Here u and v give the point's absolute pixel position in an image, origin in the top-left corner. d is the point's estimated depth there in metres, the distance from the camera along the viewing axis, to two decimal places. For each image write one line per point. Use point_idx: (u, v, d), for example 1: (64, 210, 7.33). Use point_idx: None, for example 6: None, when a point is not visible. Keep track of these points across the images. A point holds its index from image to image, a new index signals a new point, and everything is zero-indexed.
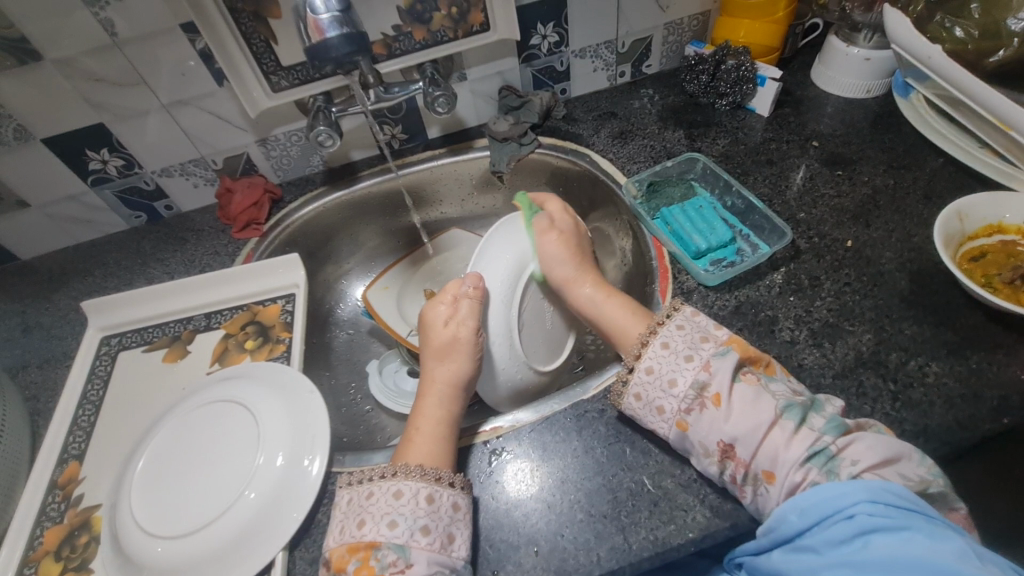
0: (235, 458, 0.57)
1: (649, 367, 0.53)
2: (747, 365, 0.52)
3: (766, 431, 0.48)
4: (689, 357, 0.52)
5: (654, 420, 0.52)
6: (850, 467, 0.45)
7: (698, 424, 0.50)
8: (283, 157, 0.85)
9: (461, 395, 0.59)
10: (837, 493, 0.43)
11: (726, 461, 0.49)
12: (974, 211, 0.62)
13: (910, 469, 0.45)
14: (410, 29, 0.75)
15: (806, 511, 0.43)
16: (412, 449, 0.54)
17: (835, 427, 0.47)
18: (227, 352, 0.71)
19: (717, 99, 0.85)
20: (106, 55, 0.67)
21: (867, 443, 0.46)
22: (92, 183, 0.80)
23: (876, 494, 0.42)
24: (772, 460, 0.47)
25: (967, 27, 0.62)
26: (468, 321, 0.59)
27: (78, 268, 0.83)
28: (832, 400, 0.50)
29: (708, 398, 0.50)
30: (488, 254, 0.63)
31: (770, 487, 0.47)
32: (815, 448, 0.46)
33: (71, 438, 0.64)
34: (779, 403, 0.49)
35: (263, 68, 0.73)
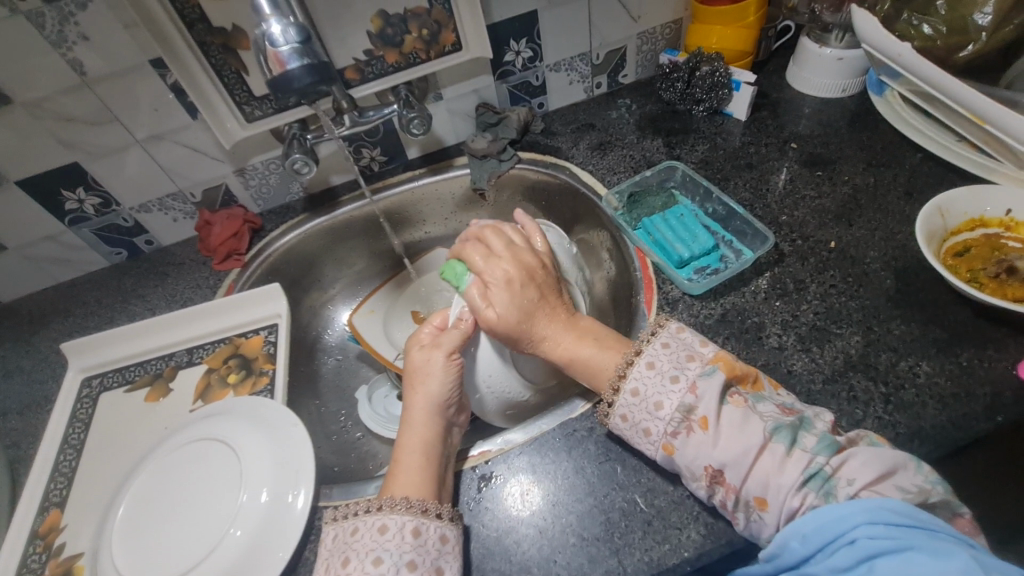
0: (217, 497, 0.56)
1: (634, 389, 0.52)
2: (734, 384, 0.50)
3: (756, 454, 0.45)
4: (675, 378, 0.51)
5: (642, 443, 0.51)
6: (846, 487, 0.43)
7: (683, 450, 0.48)
8: (262, 187, 0.85)
9: (443, 413, 0.57)
10: (836, 516, 0.40)
11: (715, 486, 0.47)
12: (954, 206, 0.62)
13: (908, 480, 0.43)
14: (382, 52, 0.75)
15: (808, 537, 0.40)
16: (397, 483, 0.52)
17: (828, 447, 0.44)
18: (210, 387, 0.70)
19: (694, 105, 0.85)
20: (77, 94, 0.67)
21: (862, 460, 0.44)
22: (70, 222, 0.79)
23: (874, 515, 0.39)
24: (764, 486, 0.45)
25: (935, 24, 0.63)
26: (441, 345, 0.57)
27: (59, 308, 0.82)
28: (822, 417, 0.48)
29: (695, 421, 0.48)
30: (473, 282, 0.60)
31: (764, 514, 0.45)
32: (810, 471, 0.44)
33: (52, 485, 0.62)
34: (767, 424, 0.46)
35: (236, 99, 0.73)
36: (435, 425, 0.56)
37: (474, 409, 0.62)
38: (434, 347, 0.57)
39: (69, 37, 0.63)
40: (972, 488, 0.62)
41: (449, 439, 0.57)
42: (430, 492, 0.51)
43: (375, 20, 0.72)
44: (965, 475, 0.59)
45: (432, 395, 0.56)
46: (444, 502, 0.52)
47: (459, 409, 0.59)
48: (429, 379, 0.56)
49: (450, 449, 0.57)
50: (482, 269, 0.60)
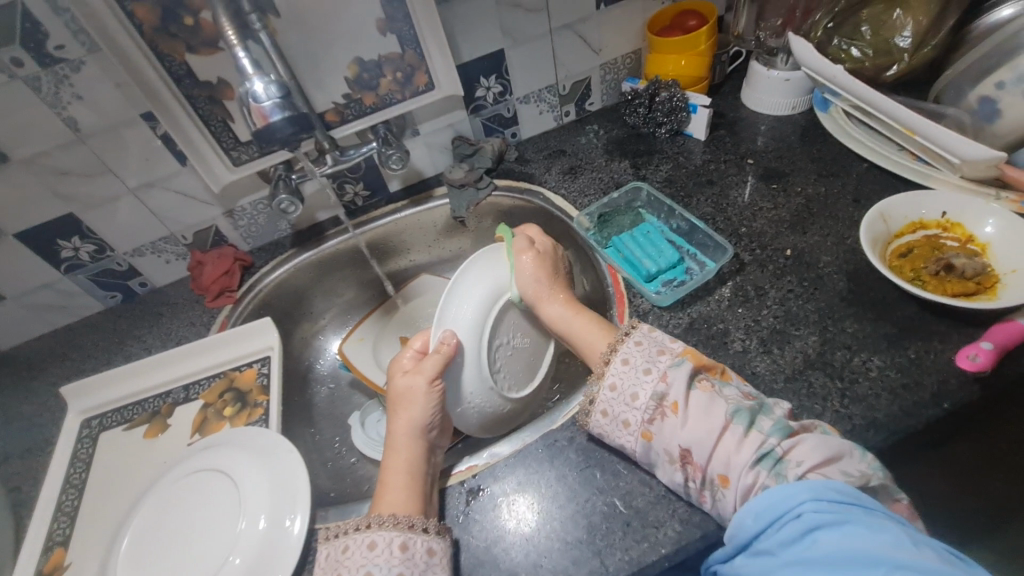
0: (217, 526, 0.58)
1: (612, 384, 0.55)
2: (702, 373, 0.54)
3: (719, 435, 0.49)
4: (647, 370, 0.54)
5: (621, 435, 0.54)
6: (795, 468, 0.46)
7: (659, 433, 0.52)
8: (251, 225, 0.89)
9: (425, 437, 0.60)
10: (784, 494, 0.43)
11: (687, 468, 0.50)
12: (895, 211, 0.67)
13: (852, 466, 0.46)
14: (360, 95, 0.80)
15: (760, 514, 0.43)
16: (384, 501, 0.55)
17: (779, 430, 0.48)
18: (206, 421, 0.72)
19: (657, 128, 0.90)
20: (72, 149, 0.71)
21: (811, 444, 0.47)
22: (66, 269, 0.82)
23: (817, 493, 0.42)
24: (726, 464, 0.48)
25: (862, 47, 0.69)
26: (424, 371, 0.60)
27: (57, 353, 0.85)
28: (780, 404, 0.52)
29: (667, 406, 0.52)
30: (451, 309, 0.63)
31: (726, 491, 0.48)
32: (762, 451, 0.47)
33: (56, 525, 0.64)
34: (729, 408, 0.50)
35: (223, 145, 0.77)
36: (418, 446, 0.59)
37: (456, 427, 0.65)
38: (416, 372, 0.61)
39: (65, 97, 0.67)
40: (936, 473, 0.65)
41: (432, 459, 0.60)
42: (416, 508, 0.54)
43: (352, 66, 0.77)
44: (925, 461, 0.63)
45: (414, 418, 0.60)
46: (431, 517, 0.55)
47: (440, 430, 0.62)
48: (412, 407, 0.60)
49: (434, 467, 0.60)
50: (459, 298, 0.64)
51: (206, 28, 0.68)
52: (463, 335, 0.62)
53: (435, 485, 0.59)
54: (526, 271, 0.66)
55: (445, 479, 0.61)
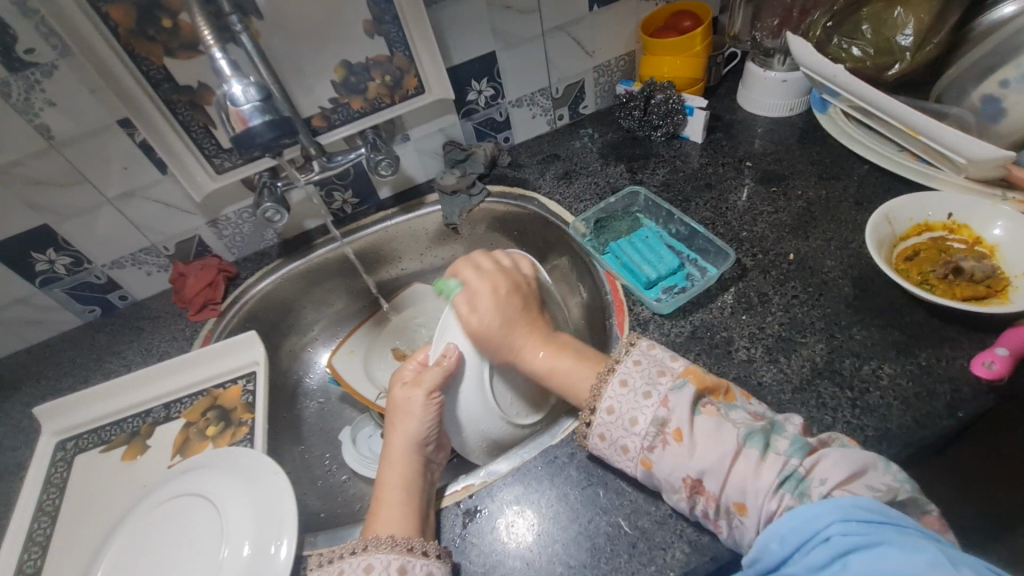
0: (196, 555, 0.55)
1: (610, 407, 0.53)
2: (706, 396, 0.51)
3: (732, 459, 0.47)
4: (648, 394, 0.52)
5: (621, 460, 0.52)
6: (819, 487, 0.44)
7: (661, 462, 0.49)
8: (235, 235, 0.86)
9: (422, 452, 0.58)
10: (811, 515, 0.41)
11: (695, 497, 0.48)
12: (900, 213, 0.65)
13: (877, 479, 0.44)
14: (347, 100, 0.78)
15: (786, 537, 0.41)
16: (378, 521, 0.52)
17: (798, 449, 0.46)
18: (188, 441, 0.69)
19: (652, 131, 0.88)
20: (45, 158, 0.68)
21: (833, 461, 0.45)
22: (41, 283, 0.79)
23: (846, 512, 0.40)
24: (741, 491, 0.45)
25: (863, 47, 0.68)
26: (423, 385, 0.58)
27: (31, 371, 0.81)
28: (791, 419, 0.49)
29: (670, 434, 0.49)
30: (454, 320, 0.61)
31: (745, 518, 0.46)
32: (784, 474, 0.45)
33: (26, 556, 0.60)
34: (741, 431, 0.48)
35: (205, 153, 0.74)
36: (415, 463, 0.57)
37: (455, 446, 0.62)
38: (414, 385, 0.58)
39: (36, 103, 0.64)
40: (948, 482, 0.63)
41: (429, 476, 0.58)
42: (414, 528, 0.51)
43: (339, 69, 0.75)
44: (938, 471, 0.61)
45: (410, 434, 0.57)
46: (429, 539, 0.52)
47: (437, 446, 0.60)
48: (408, 421, 0.57)
49: (432, 482, 0.58)
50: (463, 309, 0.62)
51: (185, 30, 0.65)
52: (466, 347, 0.60)
53: (433, 504, 0.56)
54: (480, 334, 0.59)
55: (440, 498, 0.58)
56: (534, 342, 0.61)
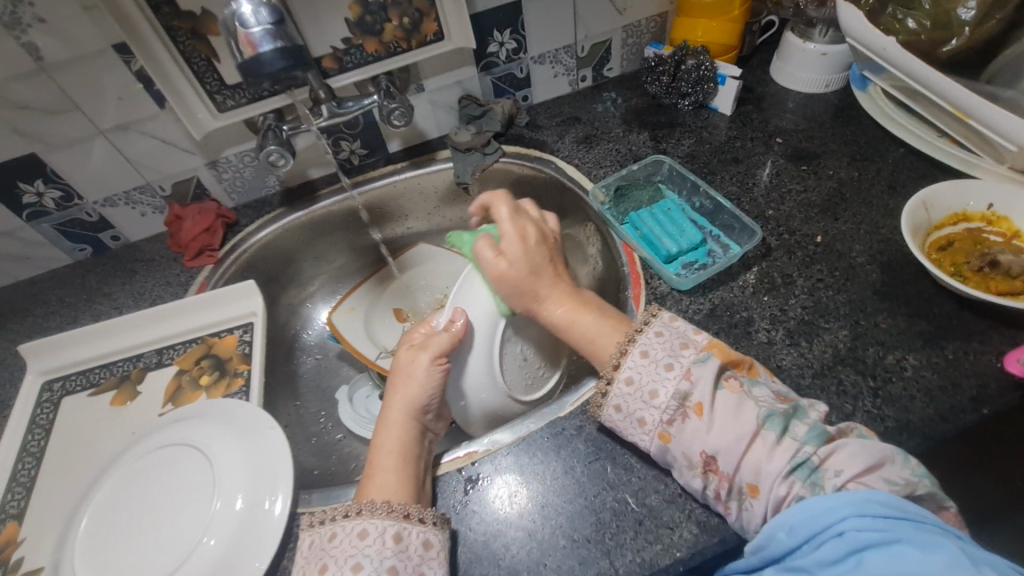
0: (186, 506, 0.53)
1: (628, 377, 0.50)
2: (729, 369, 0.49)
3: (751, 441, 0.45)
4: (669, 366, 0.49)
5: (636, 433, 0.50)
6: (834, 478, 0.42)
7: (680, 436, 0.47)
8: (236, 179, 0.81)
9: (422, 417, 0.56)
10: (823, 508, 0.39)
11: (709, 475, 0.46)
12: (939, 199, 0.63)
13: (895, 473, 0.42)
14: (361, 41, 0.73)
15: (795, 529, 0.39)
16: (373, 484, 0.50)
17: (817, 437, 0.44)
18: (181, 390, 0.67)
19: (679, 99, 0.84)
20: (34, 81, 0.63)
21: (850, 451, 0.42)
22: (28, 217, 0.74)
23: (862, 508, 0.38)
24: (757, 472, 0.44)
25: (919, 18, 0.63)
26: (431, 352, 0.56)
27: (17, 309, 0.78)
28: (815, 406, 0.47)
29: (690, 408, 0.47)
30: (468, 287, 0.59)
31: (755, 501, 0.44)
32: (797, 461, 0.43)
33: (9, 496, 0.58)
34: (761, 411, 0.45)
35: (206, 88, 0.70)
36: (413, 428, 0.55)
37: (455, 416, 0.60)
38: (419, 348, 0.56)
39: (24, 18, 0.59)
40: (955, 478, 0.63)
41: (424, 444, 0.55)
42: (409, 495, 0.50)
43: (354, 7, 0.69)
44: (949, 467, 0.60)
45: (413, 398, 0.55)
46: (424, 506, 0.51)
47: (437, 415, 0.58)
48: (410, 384, 0.55)
49: (427, 451, 0.56)
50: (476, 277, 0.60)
51: None
52: (477, 318, 0.58)
53: (428, 473, 0.54)
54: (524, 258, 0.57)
55: (437, 465, 0.56)
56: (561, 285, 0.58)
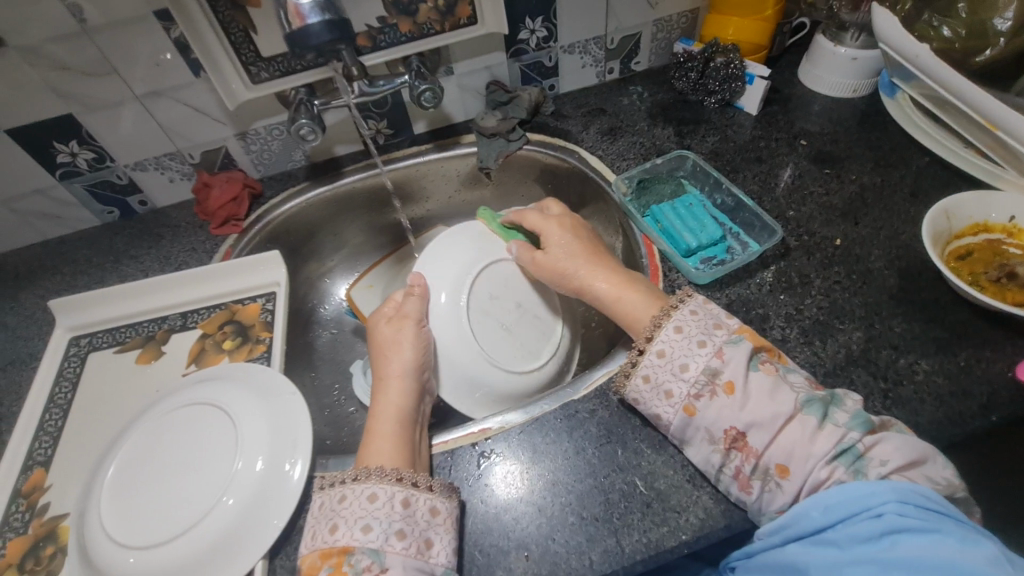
0: (208, 463, 0.55)
1: (660, 350, 0.51)
2: (762, 354, 0.50)
3: (785, 422, 0.45)
4: (702, 343, 0.50)
5: (660, 404, 0.50)
6: (879, 467, 0.43)
7: (705, 412, 0.48)
8: (264, 151, 0.83)
9: (416, 382, 0.58)
10: (863, 491, 0.41)
11: (732, 452, 0.47)
12: (961, 209, 0.63)
13: (937, 472, 0.44)
14: (396, 21, 0.73)
15: (830, 508, 0.41)
16: (373, 451, 0.52)
17: (862, 423, 0.44)
18: (204, 352, 0.68)
19: (706, 96, 0.85)
20: (76, 43, 0.64)
21: (894, 444, 0.44)
22: (61, 176, 0.76)
23: (904, 496, 0.40)
24: (788, 454, 0.45)
25: (955, 27, 0.63)
26: (409, 317, 0.61)
27: (46, 266, 0.80)
28: (851, 394, 0.48)
29: (720, 386, 0.48)
30: (432, 265, 0.67)
31: (784, 482, 0.45)
32: (843, 446, 0.44)
33: (37, 444, 0.61)
34: (801, 396, 0.46)
35: (241, 59, 0.70)
36: (409, 392, 0.57)
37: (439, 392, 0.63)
38: (400, 320, 0.61)
39: None
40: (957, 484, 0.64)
41: (421, 407, 0.58)
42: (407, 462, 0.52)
43: None
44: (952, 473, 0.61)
45: (405, 362, 0.59)
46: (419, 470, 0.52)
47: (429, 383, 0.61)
48: (400, 350, 0.59)
49: (423, 417, 0.58)
50: (439, 257, 0.67)
51: None
52: (437, 288, 0.65)
53: (424, 438, 0.57)
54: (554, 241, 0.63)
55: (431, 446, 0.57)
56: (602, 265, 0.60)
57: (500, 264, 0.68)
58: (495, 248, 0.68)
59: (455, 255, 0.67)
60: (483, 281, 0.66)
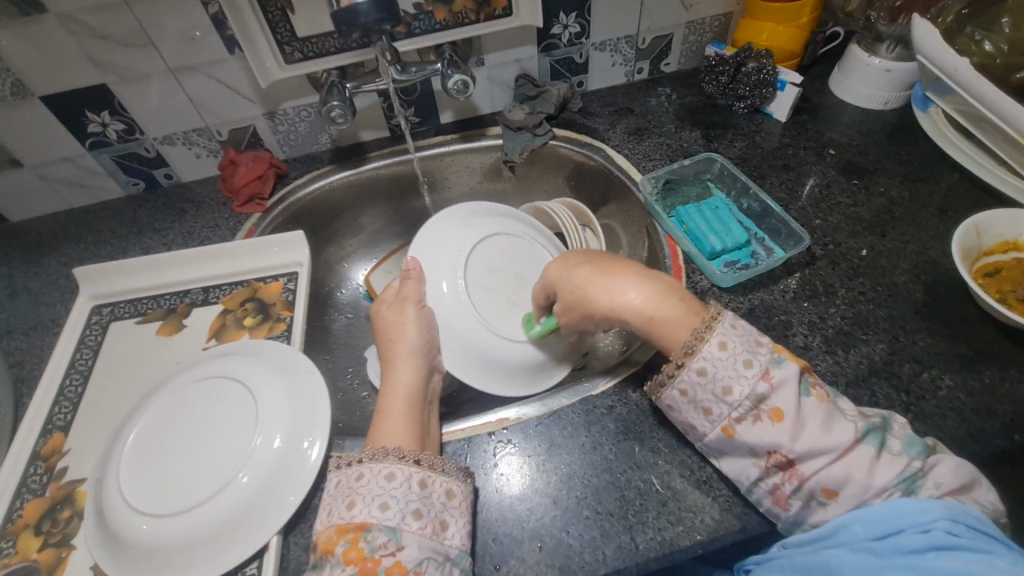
0: (226, 437, 0.55)
1: (701, 368, 0.48)
2: (807, 373, 0.48)
3: (845, 452, 0.44)
4: (748, 363, 0.47)
5: (698, 419, 0.49)
6: (933, 489, 0.43)
7: (746, 433, 0.46)
8: (291, 132, 0.83)
9: (423, 362, 0.58)
10: (912, 508, 0.41)
11: (773, 470, 0.46)
12: (992, 226, 0.63)
13: (982, 495, 0.45)
14: (432, 8, 0.73)
15: (875, 521, 0.42)
16: (383, 433, 0.52)
17: (920, 452, 0.45)
18: (225, 328, 0.69)
19: (735, 101, 0.84)
20: (114, 13, 0.64)
21: (948, 468, 0.44)
22: (90, 146, 0.76)
23: (955, 514, 0.41)
24: (843, 479, 0.44)
25: (997, 42, 0.62)
26: (410, 300, 0.60)
27: (70, 234, 0.80)
28: (897, 418, 0.48)
29: (765, 411, 0.46)
30: (425, 247, 0.65)
31: (833, 503, 0.45)
32: (904, 475, 0.44)
33: (57, 409, 0.62)
34: (859, 425, 0.45)
35: (277, 37, 0.70)
36: (416, 371, 0.57)
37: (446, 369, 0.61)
38: (403, 304, 0.60)
39: None
40: None
41: (430, 385, 0.58)
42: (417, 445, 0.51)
43: None
44: None
45: (409, 344, 0.58)
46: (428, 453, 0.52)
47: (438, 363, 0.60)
48: (404, 333, 0.58)
49: (432, 396, 0.58)
50: (430, 240, 0.66)
51: None
52: (431, 270, 0.64)
53: (432, 415, 0.57)
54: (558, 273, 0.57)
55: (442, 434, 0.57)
56: (624, 275, 0.53)
57: (490, 239, 0.68)
58: (482, 226, 0.68)
59: (446, 239, 0.66)
60: (475, 256, 0.66)
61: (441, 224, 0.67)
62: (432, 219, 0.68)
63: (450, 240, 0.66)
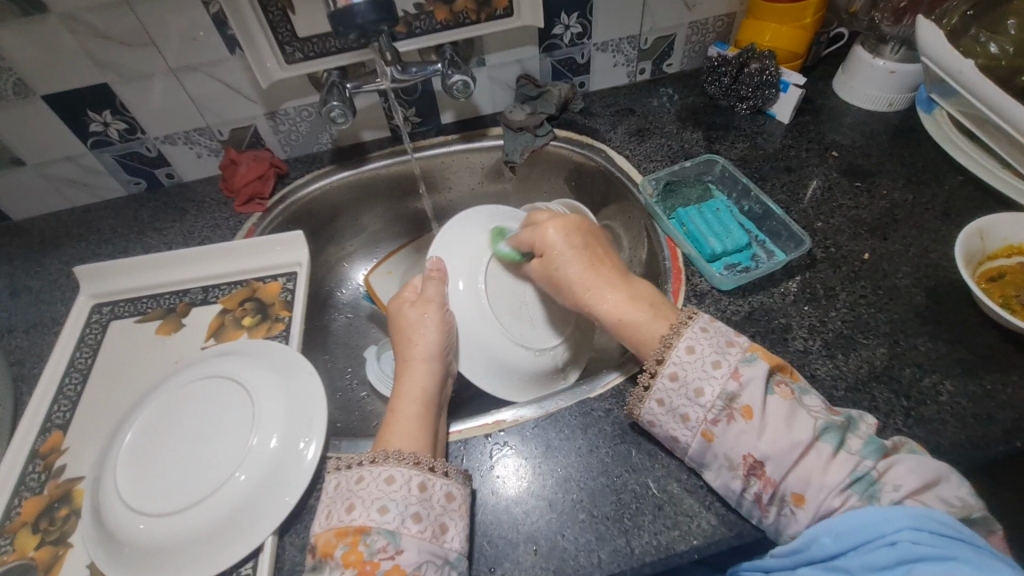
0: (223, 437, 0.55)
1: (673, 373, 0.50)
2: (776, 373, 0.49)
3: (804, 450, 0.45)
4: (717, 364, 0.48)
5: (676, 427, 0.50)
6: (892, 492, 0.42)
7: (724, 436, 0.47)
8: (291, 132, 0.83)
9: (438, 366, 0.58)
10: (876, 518, 0.40)
11: (751, 478, 0.46)
12: (995, 230, 0.62)
13: (952, 492, 0.43)
14: (432, 8, 0.73)
15: (842, 535, 0.41)
16: (393, 435, 0.52)
17: (875, 450, 0.44)
18: (224, 327, 0.69)
19: (737, 102, 0.84)
20: (115, 12, 0.64)
21: (908, 467, 0.43)
22: (92, 145, 0.77)
23: (917, 521, 0.39)
24: (805, 483, 0.44)
25: (1003, 44, 0.61)
26: (433, 300, 0.60)
27: (71, 233, 0.81)
28: (866, 417, 0.48)
29: (737, 410, 0.47)
30: (448, 244, 0.66)
31: (799, 510, 0.45)
32: (857, 474, 0.43)
33: (56, 408, 0.62)
34: (818, 423, 0.45)
35: (278, 38, 0.70)
36: (434, 374, 0.57)
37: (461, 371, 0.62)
38: (426, 303, 0.60)
39: None
40: None
41: (444, 390, 0.59)
42: (423, 447, 0.51)
43: None
44: None
45: (429, 345, 0.58)
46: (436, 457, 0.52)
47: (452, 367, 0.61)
48: (425, 334, 0.59)
49: (445, 400, 0.59)
50: (453, 237, 0.66)
51: None
52: (455, 267, 0.64)
53: (443, 420, 0.57)
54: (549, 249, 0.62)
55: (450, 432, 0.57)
56: (604, 282, 0.58)
57: (516, 244, 0.67)
58: (507, 231, 0.67)
59: (473, 240, 0.66)
60: (498, 261, 0.65)
61: (464, 225, 0.67)
62: (452, 219, 0.68)
63: (482, 242, 0.66)
